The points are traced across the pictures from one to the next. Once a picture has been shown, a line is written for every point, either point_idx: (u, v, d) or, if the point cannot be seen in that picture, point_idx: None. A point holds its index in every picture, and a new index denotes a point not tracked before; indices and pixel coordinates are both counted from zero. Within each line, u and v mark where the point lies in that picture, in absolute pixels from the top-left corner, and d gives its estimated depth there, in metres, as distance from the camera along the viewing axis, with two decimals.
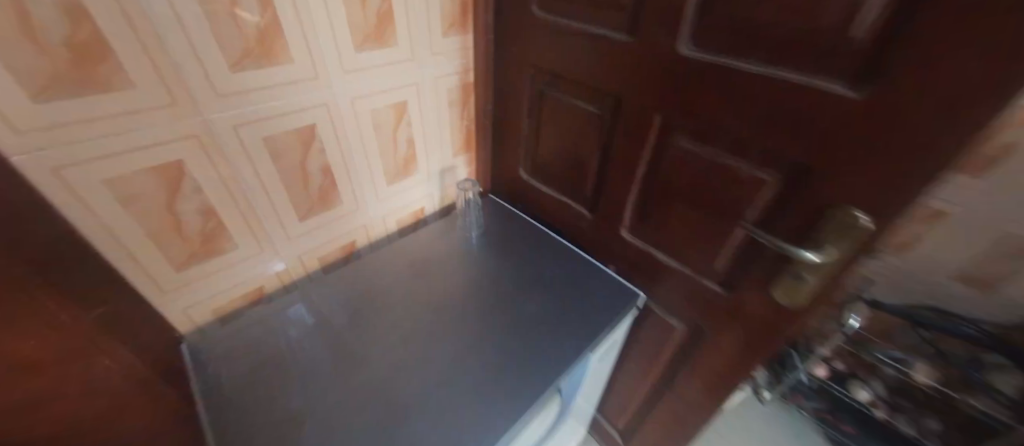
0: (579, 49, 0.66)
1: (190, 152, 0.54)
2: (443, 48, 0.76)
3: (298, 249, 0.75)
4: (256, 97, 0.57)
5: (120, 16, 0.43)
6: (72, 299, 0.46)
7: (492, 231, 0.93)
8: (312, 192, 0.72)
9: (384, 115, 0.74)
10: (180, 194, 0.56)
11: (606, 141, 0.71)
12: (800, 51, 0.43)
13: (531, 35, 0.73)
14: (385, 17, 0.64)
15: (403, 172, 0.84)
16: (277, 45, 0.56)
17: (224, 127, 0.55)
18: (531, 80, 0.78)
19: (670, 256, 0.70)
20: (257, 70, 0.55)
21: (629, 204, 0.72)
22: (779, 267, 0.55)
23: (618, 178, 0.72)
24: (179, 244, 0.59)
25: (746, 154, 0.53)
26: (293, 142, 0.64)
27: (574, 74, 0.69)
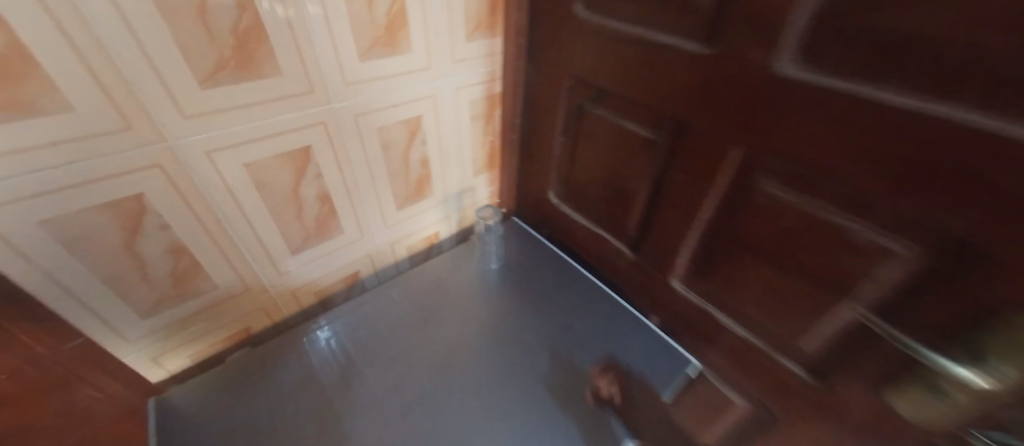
0: (631, 60, 0.53)
1: (153, 184, 0.45)
2: (467, 54, 0.64)
3: (291, 281, 0.66)
4: (234, 118, 0.47)
5: (46, 22, 0.32)
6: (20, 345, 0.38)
7: (515, 264, 0.82)
8: (307, 221, 0.61)
9: (395, 133, 0.62)
10: (143, 233, 0.47)
11: (659, 174, 0.57)
12: (987, 81, 0.27)
13: (573, 41, 0.60)
14: (397, 19, 0.53)
15: (416, 196, 0.73)
16: (260, 53, 0.45)
17: (195, 153, 0.46)
18: (569, 93, 0.66)
19: (735, 322, 0.56)
20: (234, 85, 0.45)
21: (684, 251, 0.59)
22: (903, 369, 0.40)
23: (673, 218, 0.58)
24: (145, 287, 0.50)
25: (869, 216, 0.37)
26: (283, 166, 0.54)
27: (625, 90, 0.56)
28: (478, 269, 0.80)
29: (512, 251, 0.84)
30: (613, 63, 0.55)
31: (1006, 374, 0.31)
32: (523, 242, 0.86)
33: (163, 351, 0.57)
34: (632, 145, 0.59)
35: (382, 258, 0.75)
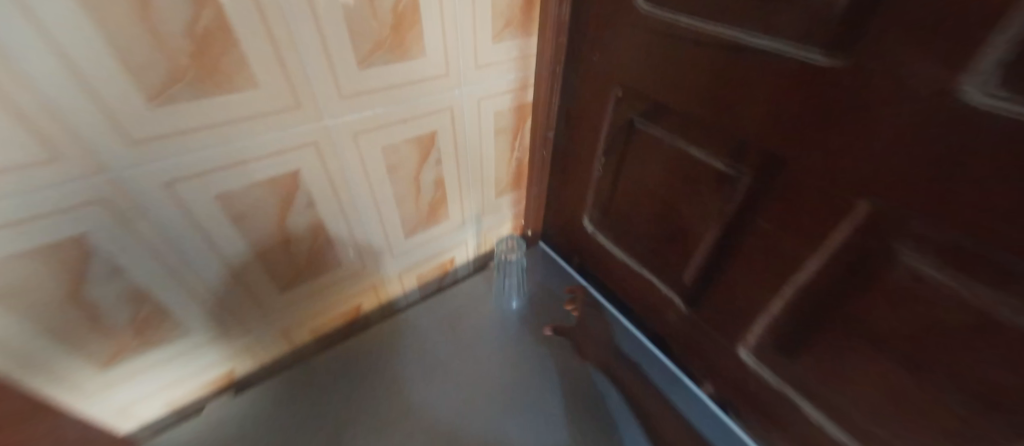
0: (711, 70, 0.39)
1: (100, 224, 0.35)
2: (492, 57, 0.52)
3: (282, 323, 0.55)
4: (201, 143, 0.36)
5: None
6: None
7: (539, 301, 0.70)
8: (299, 257, 0.51)
9: (404, 153, 0.52)
10: (91, 280, 0.37)
11: (738, 218, 0.44)
12: None
13: (631, 42, 0.47)
14: (408, 15, 0.42)
15: (428, 222, 0.63)
16: (230, 59, 0.34)
17: (150, 186, 0.35)
18: (617, 106, 0.53)
19: (830, 418, 0.43)
20: (197, 100, 0.34)
21: (764, 318, 0.46)
22: None
23: (752, 275, 0.45)
24: (104, 341, 0.41)
25: None
26: (267, 197, 0.43)
27: (697, 109, 0.43)
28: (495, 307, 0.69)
29: (536, 283, 0.73)
30: (683, 74, 0.42)
31: None
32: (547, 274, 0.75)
33: (132, 406, 0.47)
34: (700, 177, 0.46)
35: (387, 290, 0.65)
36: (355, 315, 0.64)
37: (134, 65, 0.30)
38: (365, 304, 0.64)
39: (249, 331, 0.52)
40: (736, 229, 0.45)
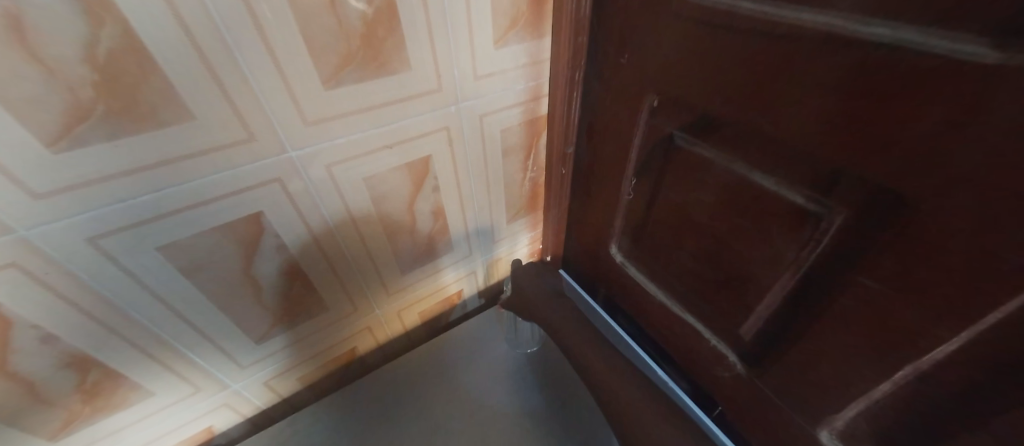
0: (782, 72, 0.29)
1: (16, 290, 0.29)
2: (497, 65, 0.43)
3: (262, 376, 0.49)
4: (132, 191, 0.30)
5: None
6: None
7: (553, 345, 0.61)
8: (275, 304, 0.44)
9: (392, 183, 0.44)
10: (21, 351, 0.31)
11: (820, 269, 0.32)
12: None
13: (669, 40, 0.36)
14: (383, 23, 0.34)
15: (428, 255, 0.55)
16: (155, 89, 0.27)
17: (75, 243, 0.30)
18: (650, 119, 0.43)
19: None
20: (113, 139, 0.27)
21: (857, 402, 0.34)
22: None
23: (837, 344, 0.33)
24: (47, 412, 0.35)
25: None
26: (226, 244, 0.37)
27: (765, 125, 0.32)
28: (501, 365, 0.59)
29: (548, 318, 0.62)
30: (746, 79, 0.31)
31: None
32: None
33: None
34: (762, 211, 0.35)
35: (385, 330, 0.58)
36: (352, 357, 0.58)
37: (17, 99, 0.24)
38: (361, 346, 0.57)
39: (225, 387, 0.46)
40: (817, 282, 0.33)
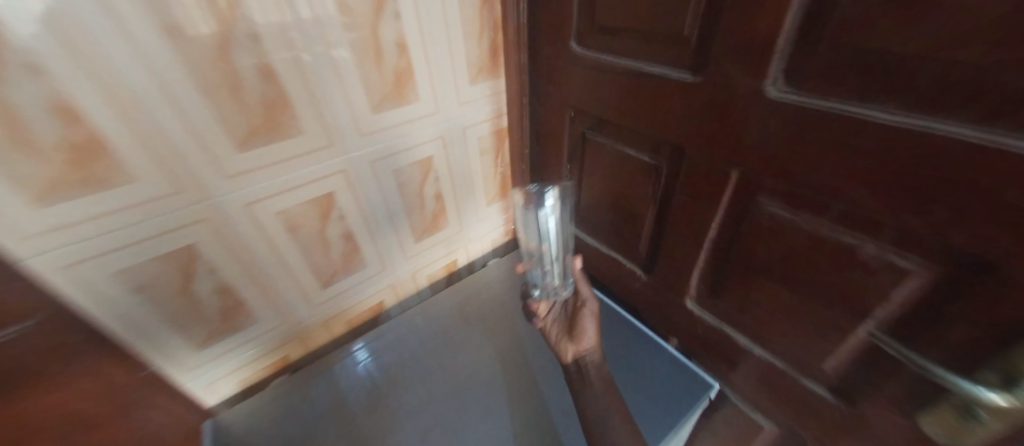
0: (625, 89, 0.54)
1: (202, 236, 0.50)
2: (471, 96, 0.69)
3: (322, 316, 0.69)
4: (271, 175, 0.52)
5: (114, 109, 0.40)
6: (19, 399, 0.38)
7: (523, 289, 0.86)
8: (335, 258, 0.65)
9: (409, 174, 0.67)
10: (196, 277, 0.52)
11: (665, 196, 0.58)
12: (973, 97, 0.28)
13: (572, 75, 0.62)
14: (403, 74, 0.59)
15: (433, 228, 0.78)
16: (287, 118, 0.51)
17: (237, 207, 0.51)
18: (571, 122, 0.68)
19: (752, 341, 0.56)
20: (268, 145, 0.51)
21: (697, 272, 0.59)
22: (928, 389, 0.39)
23: (679, 240, 0.58)
24: (199, 326, 0.55)
25: (876, 233, 0.38)
26: (311, 211, 0.58)
27: (624, 119, 0.57)
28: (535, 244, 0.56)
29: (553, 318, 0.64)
30: (611, 94, 0.57)
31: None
32: (565, 328, 0.64)
33: (215, 383, 0.61)
34: (635, 170, 0.60)
35: (404, 288, 0.80)
36: (380, 309, 0.79)
37: (229, 124, 0.47)
38: (387, 301, 0.79)
39: (299, 322, 0.66)
40: (667, 205, 0.58)
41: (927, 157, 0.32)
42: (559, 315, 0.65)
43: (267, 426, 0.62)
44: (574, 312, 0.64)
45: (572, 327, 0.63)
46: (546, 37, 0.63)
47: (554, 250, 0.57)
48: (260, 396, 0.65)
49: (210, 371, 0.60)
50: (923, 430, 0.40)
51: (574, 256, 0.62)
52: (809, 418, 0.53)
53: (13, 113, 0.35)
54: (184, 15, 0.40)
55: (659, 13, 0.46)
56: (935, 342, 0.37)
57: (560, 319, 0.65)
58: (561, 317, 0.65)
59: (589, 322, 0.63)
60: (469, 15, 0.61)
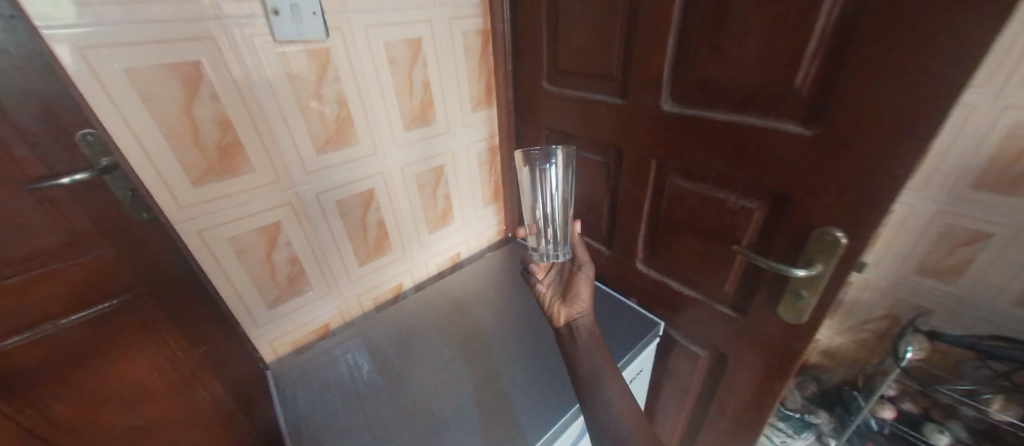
0: (580, 112, 0.80)
1: (285, 215, 0.71)
2: (472, 121, 0.94)
3: (356, 290, 0.88)
4: (334, 173, 0.74)
5: (250, 124, 0.62)
6: (108, 356, 0.61)
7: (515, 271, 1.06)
8: (370, 241, 0.86)
9: (426, 178, 0.90)
10: (276, 247, 0.72)
11: (613, 184, 0.82)
12: (755, 101, 0.54)
13: (545, 104, 0.88)
14: (426, 104, 0.83)
15: (441, 223, 0.99)
16: (349, 132, 0.73)
17: (310, 196, 0.72)
18: (546, 138, 0.93)
19: (683, 284, 0.77)
20: (336, 151, 0.73)
21: (640, 239, 0.81)
22: (778, 287, 0.61)
23: (626, 216, 0.82)
24: (271, 287, 0.74)
25: (733, 188, 0.61)
26: (358, 202, 0.80)
27: (580, 132, 0.82)
28: (540, 211, 0.69)
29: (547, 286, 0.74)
30: (571, 116, 0.83)
31: (818, 267, 0.54)
32: (561, 293, 0.73)
33: (275, 340, 0.79)
34: (591, 168, 0.85)
35: (418, 272, 1.00)
36: (399, 290, 0.98)
37: (314, 135, 0.69)
38: (404, 283, 0.98)
39: (339, 293, 0.85)
40: (615, 191, 0.82)
41: (745, 137, 0.56)
42: (559, 282, 0.75)
43: (311, 375, 0.78)
44: (570, 280, 0.73)
45: (568, 293, 0.72)
46: (525, 79, 0.90)
47: (556, 217, 0.69)
48: (307, 354, 0.82)
49: (272, 328, 0.78)
50: (782, 317, 0.61)
51: (574, 221, 0.73)
52: (724, 336, 0.74)
53: (197, 124, 0.57)
54: (297, 65, 0.64)
55: (596, 63, 0.72)
56: (777, 253, 0.59)
57: (558, 286, 0.74)
58: (559, 284, 0.75)
59: (582, 287, 0.72)
60: (471, 65, 0.88)
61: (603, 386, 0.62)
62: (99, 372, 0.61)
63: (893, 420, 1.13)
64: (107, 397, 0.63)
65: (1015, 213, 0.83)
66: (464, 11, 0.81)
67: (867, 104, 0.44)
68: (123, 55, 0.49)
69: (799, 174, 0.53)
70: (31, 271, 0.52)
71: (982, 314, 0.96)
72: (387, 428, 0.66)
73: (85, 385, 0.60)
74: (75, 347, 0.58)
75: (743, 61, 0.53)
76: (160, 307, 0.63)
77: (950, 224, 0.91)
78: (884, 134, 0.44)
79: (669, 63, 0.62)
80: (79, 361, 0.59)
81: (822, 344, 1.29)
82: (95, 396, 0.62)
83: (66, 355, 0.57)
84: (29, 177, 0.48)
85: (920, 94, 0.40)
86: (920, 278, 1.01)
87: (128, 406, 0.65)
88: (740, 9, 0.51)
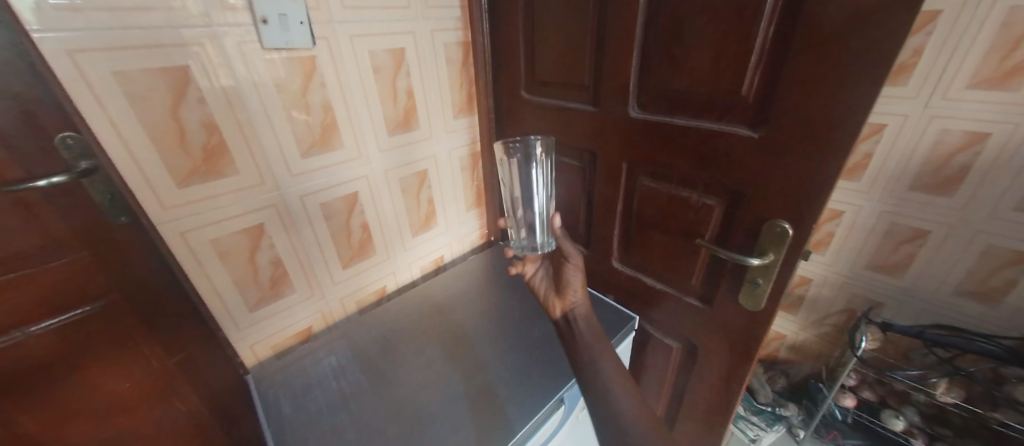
0: (557, 117, 0.85)
1: (269, 217, 0.72)
2: (454, 127, 0.98)
3: (340, 292, 0.89)
4: (317, 176, 0.76)
5: (236, 127, 0.64)
6: (78, 367, 0.58)
7: (497, 273, 1.09)
8: (353, 244, 0.87)
9: (410, 182, 0.93)
10: (260, 248, 0.73)
11: (588, 186, 0.86)
12: (709, 108, 0.60)
13: (523, 112, 0.93)
14: (409, 110, 0.86)
15: (424, 226, 1.02)
16: (333, 136, 0.75)
17: (295, 198, 0.74)
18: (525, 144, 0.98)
19: (655, 279, 0.82)
20: (321, 155, 0.75)
21: (615, 238, 0.86)
22: (739, 277, 0.66)
23: (601, 216, 0.86)
24: (253, 290, 0.75)
25: (694, 187, 0.67)
26: (343, 206, 0.82)
27: (556, 138, 0.87)
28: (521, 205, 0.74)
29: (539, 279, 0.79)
30: (548, 123, 0.88)
31: (769, 255, 0.59)
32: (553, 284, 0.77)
33: (255, 344, 0.80)
34: (568, 172, 0.89)
35: (401, 275, 1.01)
36: (382, 293, 0.99)
37: (300, 139, 0.71)
38: (387, 286, 0.99)
39: (322, 295, 0.86)
40: (590, 193, 0.87)
41: (703, 139, 0.62)
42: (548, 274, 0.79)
43: (293, 378, 0.78)
44: (560, 269, 0.76)
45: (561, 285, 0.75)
46: (504, 88, 0.95)
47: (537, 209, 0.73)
48: (290, 357, 0.82)
49: (256, 329, 0.78)
50: (745, 306, 0.66)
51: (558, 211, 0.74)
52: (693, 328, 0.79)
53: (183, 126, 0.58)
54: (284, 71, 0.66)
55: (570, 73, 0.78)
56: (737, 245, 0.64)
57: (549, 278, 0.78)
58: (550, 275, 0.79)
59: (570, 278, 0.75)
60: (453, 74, 0.92)
61: (598, 367, 0.65)
62: (67, 385, 0.58)
63: (855, 408, 1.21)
64: (77, 411, 0.60)
65: (947, 211, 0.92)
66: (445, 23, 0.86)
67: (802, 109, 0.50)
68: (113, 59, 0.51)
69: (749, 172, 0.58)
70: (2, 275, 0.50)
71: (928, 306, 1.04)
72: (372, 424, 0.67)
73: (50, 398, 0.57)
74: (41, 357, 0.55)
75: (698, 72, 0.59)
76: (137, 314, 0.62)
77: (894, 223, 0.99)
78: (817, 135, 0.50)
79: (634, 74, 0.67)
80: (46, 373, 0.56)
81: (788, 340, 1.35)
82: (62, 411, 0.59)
83: (33, 366, 0.54)
84: (3, 180, 0.46)
85: (843, 100, 0.46)
86: (872, 274, 1.08)
87: (99, 419, 0.62)
88: (693, 25, 0.57)
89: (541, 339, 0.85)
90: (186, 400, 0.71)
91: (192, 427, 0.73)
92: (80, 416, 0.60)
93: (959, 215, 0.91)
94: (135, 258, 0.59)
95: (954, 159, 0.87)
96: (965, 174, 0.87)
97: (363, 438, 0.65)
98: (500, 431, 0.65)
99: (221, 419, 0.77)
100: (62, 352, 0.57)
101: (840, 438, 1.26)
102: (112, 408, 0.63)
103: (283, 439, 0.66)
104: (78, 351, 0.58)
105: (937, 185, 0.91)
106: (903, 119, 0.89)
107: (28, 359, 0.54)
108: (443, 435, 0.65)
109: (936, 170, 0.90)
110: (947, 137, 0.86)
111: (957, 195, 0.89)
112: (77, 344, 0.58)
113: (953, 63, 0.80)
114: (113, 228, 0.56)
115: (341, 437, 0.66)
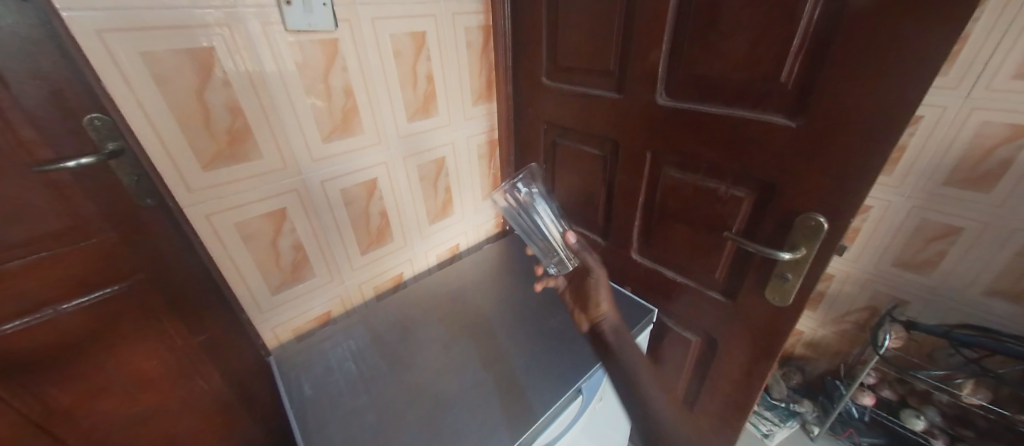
0: (579, 105, 0.83)
1: (291, 202, 0.72)
2: (473, 114, 0.96)
3: (358, 277, 0.90)
4: (337, 162, 0.76)
5: (260, 111, 0.64)
6: (105, 344, 0.60)
7: (513, 261, 1.08)
8: (372, 230, 0.88)
9: (428, 169, 0.92)
10: (281, 232, 0.73)
11: (609, 176, 0.85)
12: (743, 95, 0.58)
13: (544, 98, 0.91)
14: (429, 96, 0.85)
15: (441, 214, 1.02)
16: (353, 121, 0.75)
17: (316, 183, 0.74)
18: (545, 132, 0.96)
19: (676, 271, 0.81)
20: (342, 140, 0.75)
21: (635, 229, 0.85)
22: (767, 272, 0.64)
23: (621, 206, 0.85)
24: (274, 274, 0.75)
25: (723, 178, 0.65)
26: (362, 192, 0.82)
27: (578, 126, 0.85)
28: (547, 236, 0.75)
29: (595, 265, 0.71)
30: (569, 110, 0.86)
31: (801, 249, 0.58)
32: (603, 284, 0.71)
33: (276, 328, 0.81)
34: (589, 161, 0.88)
35: (417, 261, 1.02)
36: (399, 280, 1.00)
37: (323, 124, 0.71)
38: (404, 273, 1.00)
39: (342, 280, 0.87)
40: (610, 183, 0.86)
41: (735, 127, 0.60)
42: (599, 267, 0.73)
43: (314, 362, 0.79)
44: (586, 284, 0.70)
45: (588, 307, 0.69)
46: (524, 74, 0.93)
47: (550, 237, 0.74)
48: (309, 341, 0.83)
49: (277, 314, 0.79)
50: (770, 300, 0.65)
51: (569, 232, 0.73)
52: (715, 322, 0.78)
53: (207, 109, 0.58)
54: (306, 54, 0.65)
55: (595, 58, 0.75)
56: (766, 239, 0.63)
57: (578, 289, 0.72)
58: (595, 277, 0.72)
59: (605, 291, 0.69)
60: (472, 60, 0.90)
61: (647, 391, 0.57)
62: (96, 362, 0.60)
63: (873, 407, 1.19)
64: (105, 386, 0.62)
65: (983, 207, 0.88)
66: (467, 7, 0.84)
67: (845, 96, 0.47)
68: (137, 39, 0.51)
69: (784, 162, 0.56)
70: (32, 254, 0.51)
71: (957, 305, 1.00)
72: (391, 408, 0.68)
73: (80, 373, 0.59)
74: (72, 334, 0.56)
75: (733, 57, 0.57)
76: (162, 294, 0.63)
77: (925, 220, 0.96)
78: (861, 124, 0.47)
79: (664, 59, 0.65)
80: (75, 348, 0.57)
81: (805, 336, 1.32)
82: (92, 385, 0.60)
83: (62, 342, 0.56)
84: (35, 159, 0.47)
85: (892, 86, 0.43)
86: (899, 271, 1.05)
87: (125, 395, 0.64)
88: (731, 8, 0.55)
89: (558, 329, 0.85)
90: (208, 379, 0.73)
91: (214, 404, 0.75)
92: (108, 392, 0.62)
93: (997, 211, 0.87)
94: (161, 239, 0.60)
95: (994, 153, 0.83)
96: (1006, 168, 0.83)
97: (382, 422, 0.66)
98: (516, 419, 0.65)
99: (240, 398, 0.78)
100: (91, 330, 0.58)
101: (856, 436, 1.24)
102: (138, 384, 0.65)
103: (304, 421, 0.67)
104: (104, 329, 0.59)
105: (976, 180, 0.87)
106: (942, 111, 0.85)
107: (59, 335, 0.55)
108: (462, 421, 0.65)
109: (974, 165, 0.86)
110: (988, 129, 0.82)
111: (995, 191, 0.85)
112: (104, 322, 0.59)
113: (1000, 50, 0.76)
114: (140, 211, 0.57)
115: (360, 420, 0.66)
